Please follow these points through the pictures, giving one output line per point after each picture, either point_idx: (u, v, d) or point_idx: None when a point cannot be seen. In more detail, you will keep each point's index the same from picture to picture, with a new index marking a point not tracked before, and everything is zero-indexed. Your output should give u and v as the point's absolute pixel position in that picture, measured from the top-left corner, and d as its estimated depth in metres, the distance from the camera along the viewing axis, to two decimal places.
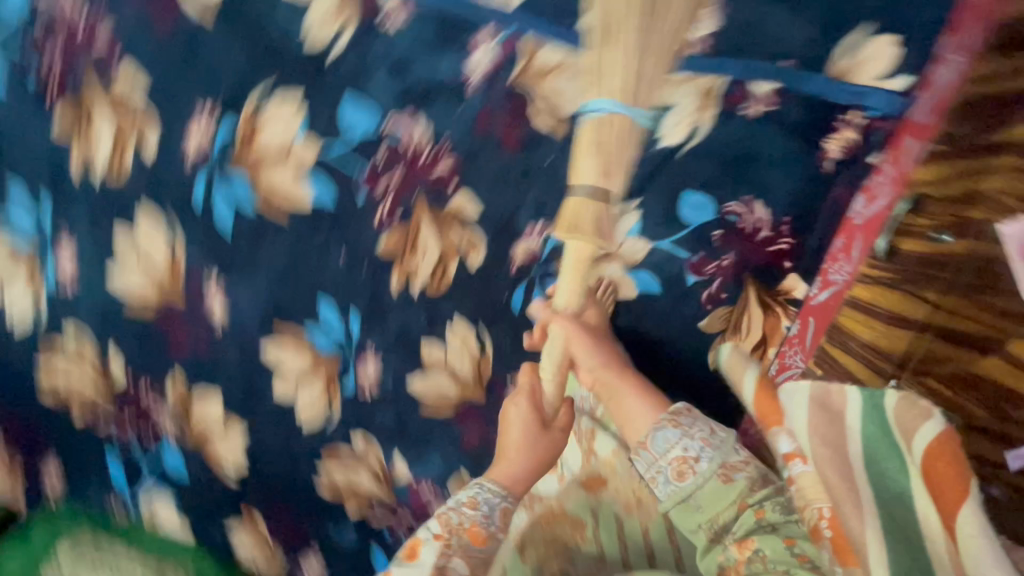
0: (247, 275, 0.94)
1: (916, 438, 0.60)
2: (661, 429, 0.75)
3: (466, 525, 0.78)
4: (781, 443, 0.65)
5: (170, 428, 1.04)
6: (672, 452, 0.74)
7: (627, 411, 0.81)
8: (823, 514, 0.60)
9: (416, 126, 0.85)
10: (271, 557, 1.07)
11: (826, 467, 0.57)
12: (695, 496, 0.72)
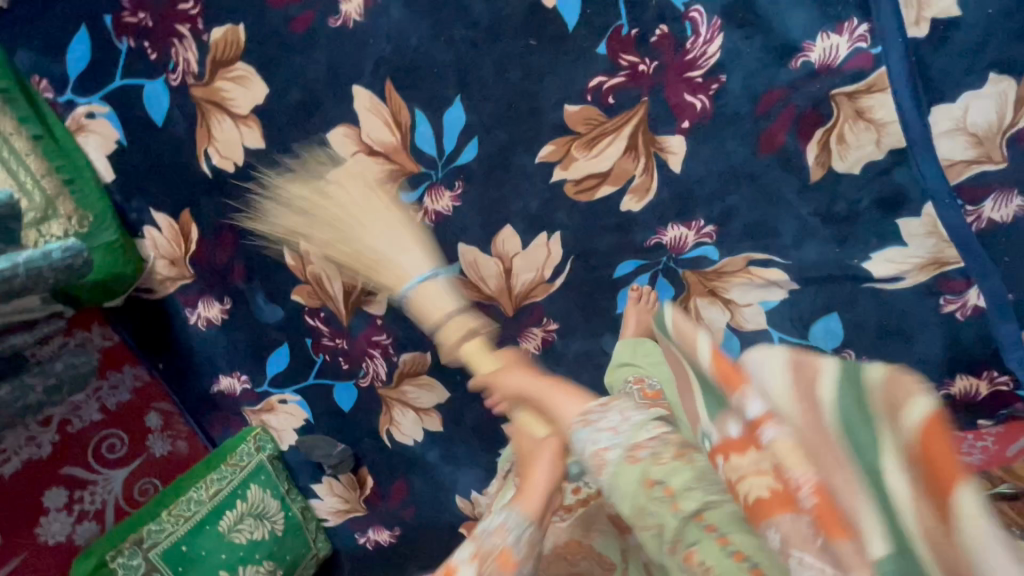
0: (414, 8, 0.73)
1: (902, 397, 0.27)
2: (577, 427, 0.48)
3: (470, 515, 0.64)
4: (730, 423, 0.33)
5: (182, 67, 0.80)
6: (590, 446, 0.46)
7: (550, 404, 0.56)
8: (809, 480, 0.29)
9: (710, 34, 0.68)
10: (177, 279, 0.94)
11: (816, 436, 0.30)
12: (646, 471, 0.43)
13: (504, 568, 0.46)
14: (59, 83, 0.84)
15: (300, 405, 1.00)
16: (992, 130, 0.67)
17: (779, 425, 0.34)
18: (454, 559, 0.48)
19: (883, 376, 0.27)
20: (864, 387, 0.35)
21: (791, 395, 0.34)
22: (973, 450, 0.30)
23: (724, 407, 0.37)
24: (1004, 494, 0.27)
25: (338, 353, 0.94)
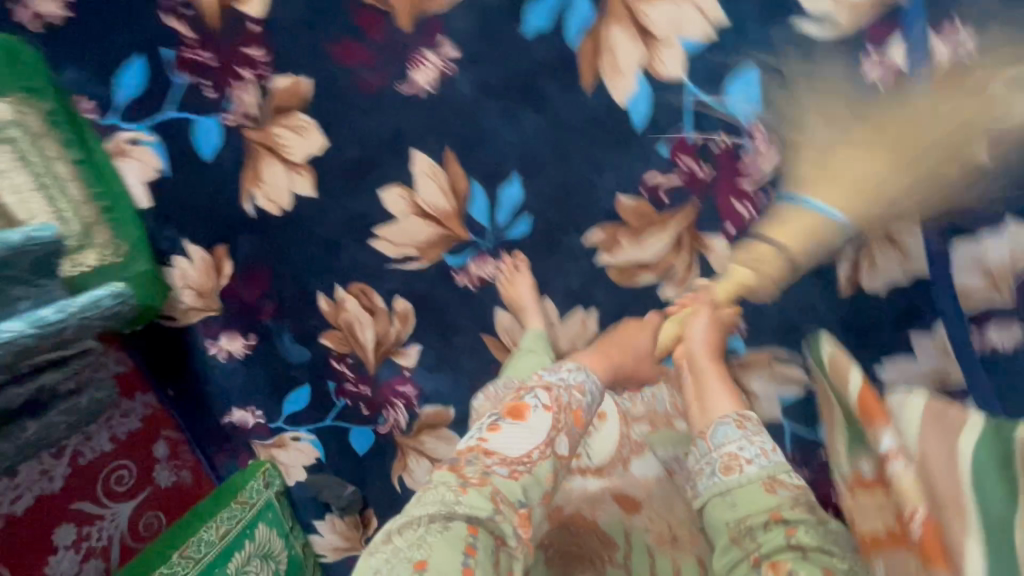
0: (487, 87, 0.74)
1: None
2: (722, 423, 0.65)
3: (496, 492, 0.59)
4: (882, 439, 0.47)
5: (240, 110, 0.79)
6: (725, 446, 0.63)
7: (705, 394, 0.70)
8: (915, 510, 0.43)
9: (767, 149, 0.72)
10: (202, 310, 0.92)
11: (933, 453, 0.45)
12: (732, 493, 0.61)
13: (507, 462, 0.58)
14: (106, 105, 0.81)
15: (312, 444, 1.00)
16: (1007, 270, 0.72)
17: (909, 428, 0.48)
18: (528, 402, 0.62)
19: (1022, 442, 0.41)
20: (952, 408, 0.46)
21: (913, 411, 0.48)
22: (960, 440, 0.44)
23: (862, 411, 0.50)
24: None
25: (360, 399, 0.95)
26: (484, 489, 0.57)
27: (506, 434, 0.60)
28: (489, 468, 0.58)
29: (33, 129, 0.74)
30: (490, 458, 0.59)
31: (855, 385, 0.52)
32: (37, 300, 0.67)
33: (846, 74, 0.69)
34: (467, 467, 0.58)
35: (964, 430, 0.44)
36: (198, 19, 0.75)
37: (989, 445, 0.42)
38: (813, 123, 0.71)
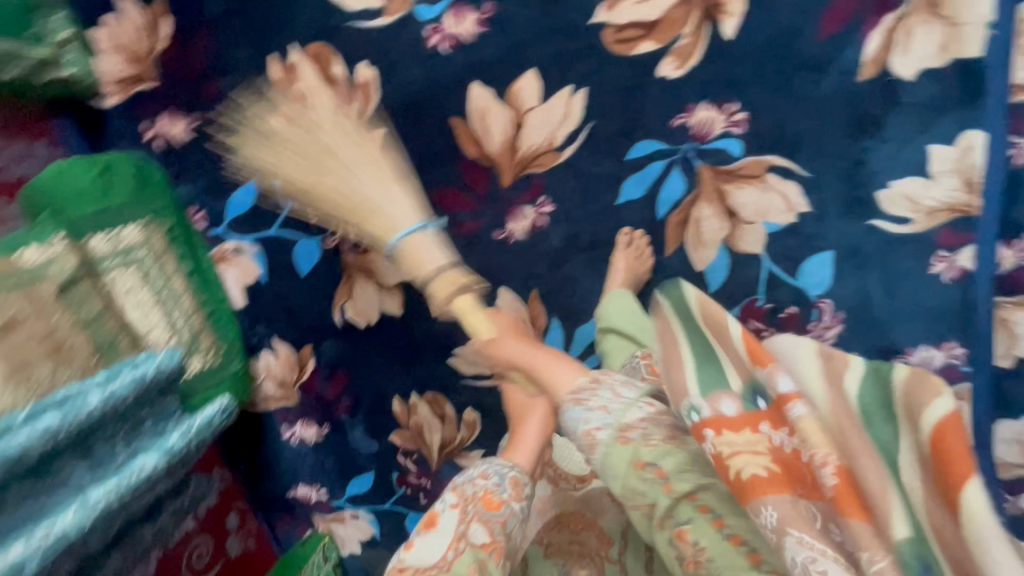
0: (575, 240, 0.79)
1: (924, 404, 0.40)
2: (569, 406, 0.57)
3: (479, 492, 0.59)
4: (779, 380, 0.43)
5: (341, 234, 0.85)
6: (584, 426, 0.54)
7: (551, 378, 0.63)
8: (824, 459, 0.40)
9: (833, 321, 0.76)
10: (282, 399, 0.99)
11: (835, 404, 0.44)
12: (660, 459, 0.50)
13: (487, 507, 0.58)
14: (215, 217, 0.88)
15: (370, 523, 1.06)
16: None
17: (809, 370, 0.45)
18: (438, 508, 0.59)
19: (906, 375, 0.41)
20: (851, 360, 0.44)
21: (804, 356, 0.45)
22: (933, 410, 0.40)
23: (752, 356, 0.45)
24: (950, 446, 0.38)
25: (419, 489, 1.01)
26: (448, 522, 0.58)
27: (423, 545, 0.57)
28: (469, 526, 0.57)
29: (156, 249, 0.81)
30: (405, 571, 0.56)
31: (739, 339, 0.46)
32: (158, 417, 0.72)
33: (916, 268, 0.73)
34: (445, 525, 0.58)
35: (846, 373, 0.44)
36: None
37: (874, 390, 0.42)
38: (878, 306, 0.75)
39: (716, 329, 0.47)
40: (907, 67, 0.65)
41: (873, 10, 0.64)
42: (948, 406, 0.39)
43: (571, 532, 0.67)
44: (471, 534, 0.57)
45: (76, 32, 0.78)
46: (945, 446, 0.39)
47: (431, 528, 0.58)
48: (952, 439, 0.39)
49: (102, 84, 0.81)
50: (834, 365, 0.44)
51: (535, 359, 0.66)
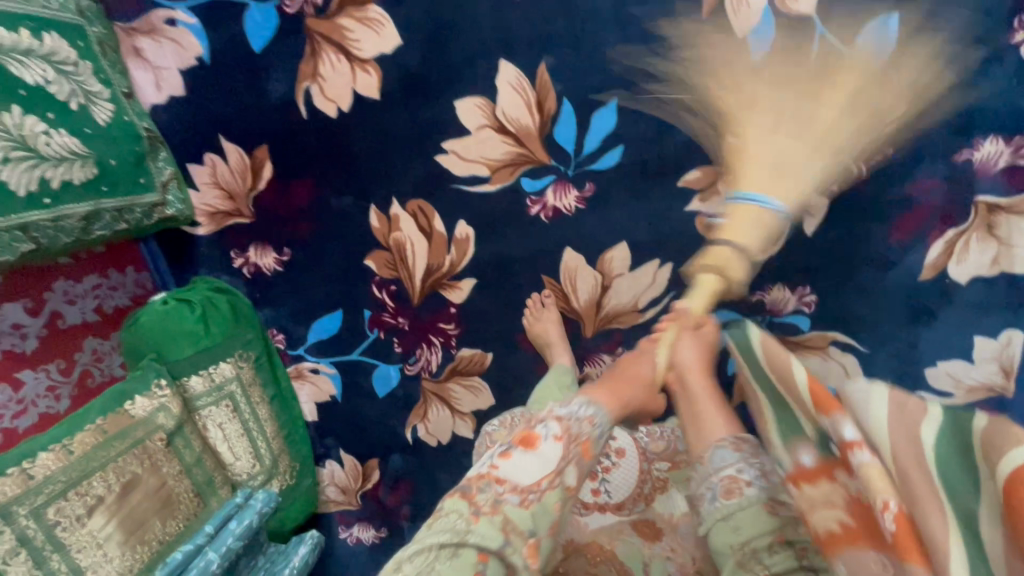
0: None
1: (993, 445, 0.30)
2: (721, 445, 0.56)
3: (548, 437, 0.52)
4: (842, 425, 0.36)
5: (421, 364, 0.89)
6: (724, 471, 0.54)
7: (699, 416, 0.61)
8: (885, 504, 0.33)
9: None
10: (342, 502, 1.01)
11: (903, 447, 0.34)
12: (733, 517, 0.52)
13: (535, 449, 0.51)
14: (296, 340, 0.90)
15: None
16: None
17: (877, 418, 0.35)
18: (539, 432, 0.52)
19: (985, 426, 0.31)
20: (924, 407, 0.34)
21: (875, 402, 0.35)
22: (1007, 456, 0.29)
23: (812, 399, 0.41)
24: (1023, 495, 0.28)
25: None
26: (550, 450, 0.51)
27: (518, 459, 0.50)
28: (567, 466, 0.51)
29: (245, 379, 0.83)
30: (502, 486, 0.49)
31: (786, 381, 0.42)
32: (253, 553, 0.76)
33: None
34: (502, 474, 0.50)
35: (922, 424, 0.33)
36: (401, 294, 0.85)
37: (948, 441, 0.32)
38: None
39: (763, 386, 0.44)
40: (962, 273, 0.73)
41: (937, 225, 0.72)
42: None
43: (589, 561, 0.69)
44: (526, 482, 0.50)
45: (176, 170, 0.80)
46: (1014, 491, 0.28)
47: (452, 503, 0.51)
48: (1023, 486, 0.28)
49: (195, 216, 0.83)
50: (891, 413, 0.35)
51: (694, 388, 0.64)
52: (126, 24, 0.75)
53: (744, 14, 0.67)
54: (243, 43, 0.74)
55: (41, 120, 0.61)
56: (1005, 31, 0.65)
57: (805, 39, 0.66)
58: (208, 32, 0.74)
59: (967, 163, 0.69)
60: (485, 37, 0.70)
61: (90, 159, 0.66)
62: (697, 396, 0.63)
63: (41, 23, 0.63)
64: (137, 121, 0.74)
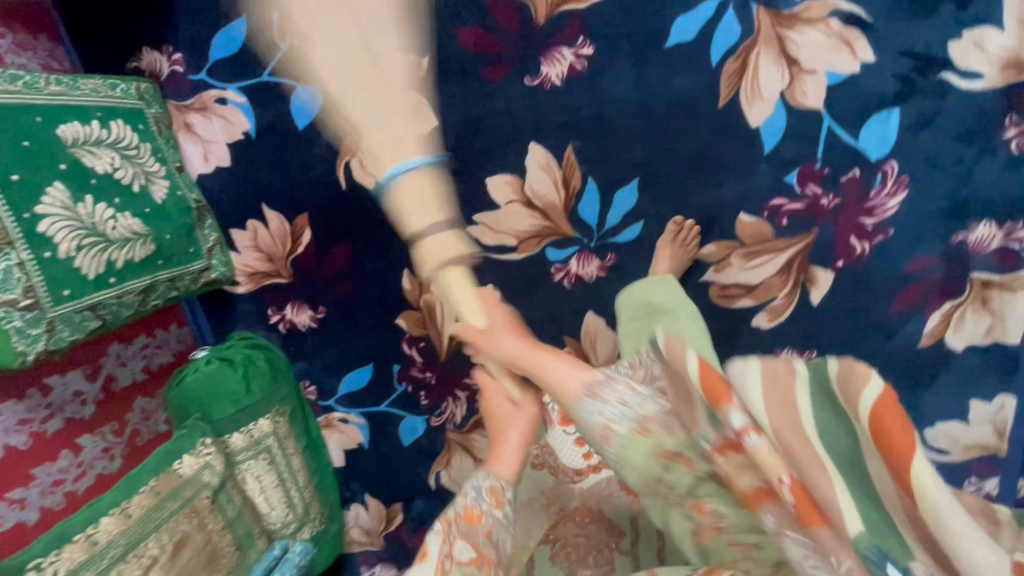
0: None
1: (856, 378, 0.29)
2: (583, 398, 0.51)
3: (461, 510, 0.59)
4: (729, 413, 0.33)
5: (447, 415, 0.93)
6: (597, 419, 0.50)
7: (554, 377, 0.54)
8: (783, 477, 0.31)
9: None
10: (366, 543, 1.05)
11: (782, 422, 0.33)
12: (631, 449, 0.48)
13: (467, 523, 0.58)
14: (327, 391, 0.94)
15: None
16: None
17: (752, 397, 0.33)
18: (472, 505, 0.59)
19: (838, 370, 0.30)
20: (795, 371, 0.32)
21: (750, 375, 0.34)
22: (863, 396, 0.28)
23: (706, 392, 0.33)
24: (888, 427, 0.27)
25: None
26: (461, 551, 0.57)
27: (434, 553, 0.59)
28: (453, 546, 0.58)
29: (281, 432, 0.87)
30: (448, 566, 0.57)
31: (694, 370, 0.34)
32: None
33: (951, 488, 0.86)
34: (432, 555, 0.60)
35: (794, 384, 0.32)
36: (429, 351, 0.90)
37: (818, 389, 0.31)
38: None
39: (672, 359, 0.36)
40: (958, 341, 0.79)
41: (936, 298, 0.77)
42: (881, 387, 0.28)
43: (578, 524, 0.72)
44: (453, 553, 0.58)
45: (221, 235, 0.84)
46: (882, 429, 0.28)
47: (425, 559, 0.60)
48: (889, 417, 0.28)
49: (235, 276, 0.88)
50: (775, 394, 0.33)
51: (537, 357, 0.56)
52: (179, 102, 0.80)
53: (758, 103, 0.71)
54: (289, 121, 0.79)
55: (110, 206, 0.65)
56: (999, 126, 0.69)
57: (813, 130, 0.72)
58: (256, 110, 0.79)
59: (964, 244, 0.74)
60: (517, 121, 0.76)
61: (148, 237, 0.70)
62: (527, 361, 0.56)
63: (108, 112, 0.68)
64: (189, 193, 0.78)
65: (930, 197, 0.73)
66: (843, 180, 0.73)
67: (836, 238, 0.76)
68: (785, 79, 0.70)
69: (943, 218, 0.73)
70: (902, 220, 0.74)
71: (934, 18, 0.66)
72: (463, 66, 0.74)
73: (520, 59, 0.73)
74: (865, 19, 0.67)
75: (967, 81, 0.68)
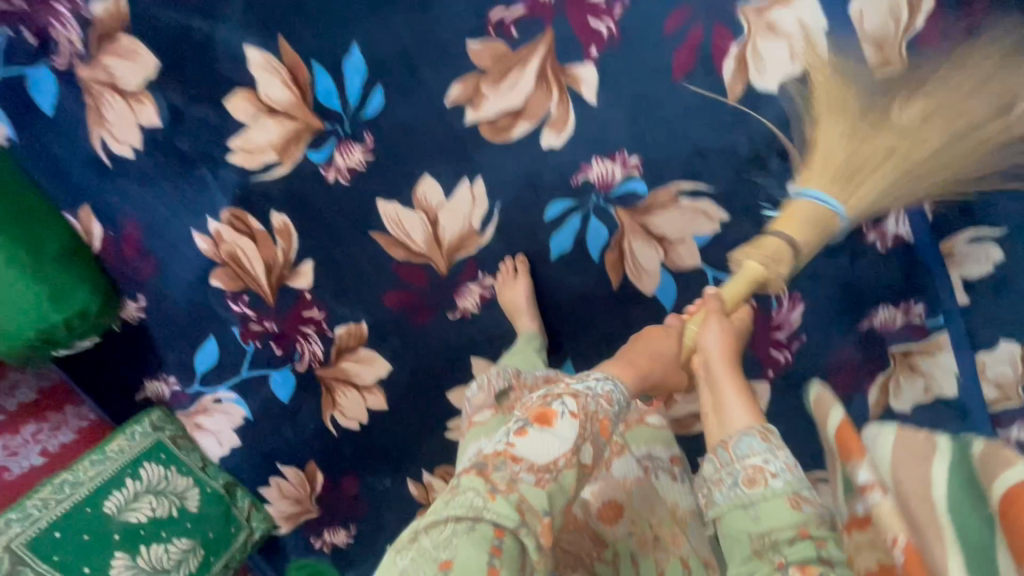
0: None
1: (994, 476, 0.35)
2: (745, 437, 0.52)
3: (540, 403, 0.49)
4: (857, 470, 0.40)
5: None
6: (750, 459, 0.50)
7: (722, 407, 0.57)
8: (898, 539, 0.37)
9: None
10: None
11: (910, 486, 0.39)
12: (756, 506, 0.48)
13: (602, 430, 0.50)
14: None
15: None
16: None
17: (884, 459, 0.41)
18: (554, 407, 0.48)
19: (983, 453, 0.36)
20: (933, 440, 0.39)
21: (882, 443, 0.42)
22: (1000, 480, 0.34)
23: (840, 444, 0.43)
24: (1021, 510, 0.32)
25: None
26: (469, 486, 0.47)
27: (535, 439, 0.46)
28: (526, 451, 0.46)
29: None
30: (519, 465, 0.45)
31: (838, 427, 0.45)
32: None
33: None
34: (556, 428, 0.47)
35: (934, 459, 0.38)
36: None
37: (958, 474, 0.37)
38: None
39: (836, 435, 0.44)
40: (904, 405, 0.84)
41: (867, 376, 0.83)
42: (1019, 475, 0.33)
43: (567, 534, 0.64)
44: (527, 450, 0.46)
45: (252, 496, 0.99)
46: (1015, 509, 0.33)
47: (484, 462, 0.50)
48: (1022, 501, 0.33)
49: (275, 522, 1.02)
50: (910, 460, 0.40)
51: (719, 374, 0.62)
52: (186, 411, 0.95)
53: (646, 277, 0.80)
54: (275, 398, 0.94)
55: (159, 543, 0.81)
56: (859, 234, 0.77)
57: (702, 283, 0.80)
58: (246, 398, 0.94)
59: (871, 329, 0.81)
60: (455, 346, 0.87)
61: (197, 546, 0.86)
62: (720, 377, 0.62)
63: (134, 465, 0.84)
64: (216, 483, 0.94)
65: (824, 303, 0.80)
66: None
67: (758, 354, 0.84)
68: (660, 252, 0.79)
69: (844, 314, 0.80)
70: (810, 326, 0.81)
71: (768, 171, 0.74)
72: (397, 319, 0.87)
73: (438, 301, 0.85)
74: (709, 190, 0.76)
75: None
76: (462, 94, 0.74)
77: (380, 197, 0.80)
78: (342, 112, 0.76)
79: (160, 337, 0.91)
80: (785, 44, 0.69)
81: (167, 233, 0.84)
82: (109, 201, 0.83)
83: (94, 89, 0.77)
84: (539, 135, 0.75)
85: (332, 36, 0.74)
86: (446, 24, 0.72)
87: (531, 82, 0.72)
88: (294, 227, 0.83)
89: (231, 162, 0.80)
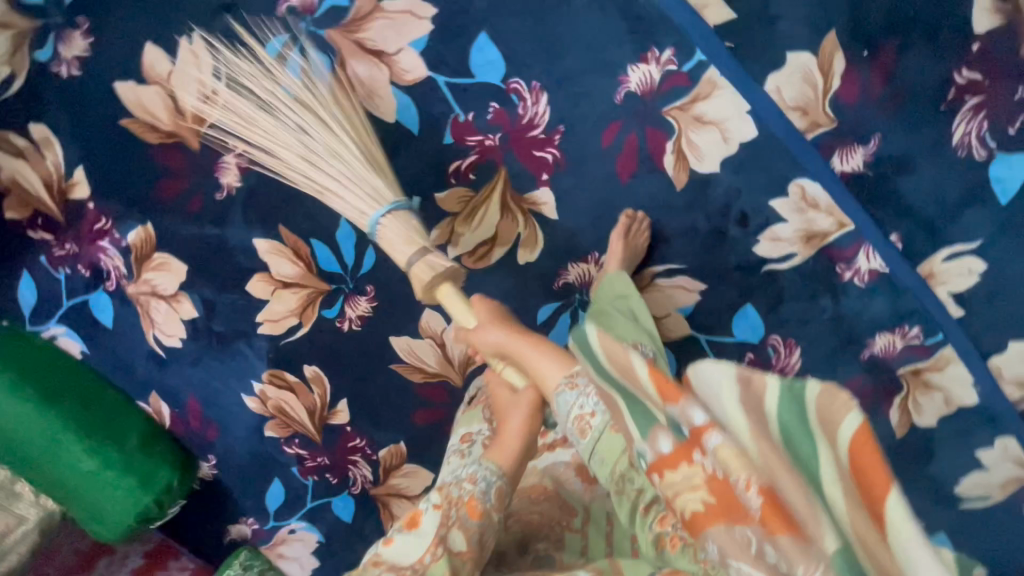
0: None
1: (835, 424, 0.32)
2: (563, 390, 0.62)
3: (464, 496, 0.59)
4: (690, 411, 0.38)
5: None
6: (573, 412, 0.61)
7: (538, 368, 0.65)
8: (748, 483, 0.36)
9: None
10: None
11: (751, 428, 0.36)
12: (597, 448, 0.61)
13: (469, 513, 0.58)
14: None
15: None
16: None
17: (719, 394, 0.36)
18: (421, 508, 0.59)
19: (820, 392, 0.32)
20: (761, 380, 0.35)
21: (724, 384, 0.35)
22: (842, 428, 0.32)
23: (661, 394, 0.40)
24: (865, 466, 0.31)
25: None
26: (427, 526, 0.57)
27: (402, 542, 0.57)
28: (448, 529, 0.57)
29: None
30: (380, 569, 0.56)
31: (649, 380, 0.41)
32: None
33: None
34: (426, 528, 0.57)
35: (766, 398, 0.34)
36: None
37: (792, 407, 0.33)
38: None
39: (626, 373, 0.44)
40: (929, 419, 0.84)
41: (884, 399, 0.84)
42: (858, 418, 0.32)
43: (530, 501, 0.71)
44: (450, 538, 0.57)
45: None
46: (863, 472, 0.31)
47: (414, 525, 0.57)
48: (864, 448, 0.31)
49: None
50: (746, 404, 0.35)
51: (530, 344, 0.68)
52: (268, 546, 1.05)
53: None
54: (339, 520, 1.03)
55: None
56: (835, 275, 0.79)
57: (698, 350, 0.85)
58: (316, 523, 1.03)
59: (874, 357, 0.82)
60: None
61: None
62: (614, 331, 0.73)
63: None
64: None
65: (820, 343, 0.82)
66: (746, 362, 0.84)
67: None
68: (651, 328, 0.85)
69: (844, 349, 0.82)
70: (813, 365, 0.83)
71: (730, 240, 0.79)
72: (429, 433, 0.95)
73: None
74: (679, 266, 0.82)
75: (786, 262, 0.79)
76: (440, 236, 0.83)
77: (391, 335, 0.90)
78: (345, 273, 0.87)
79: (233, 487, 1.02)
80: (715, 130, 0.74)
81: (221, 400, 0.97)
82: (169, 384, 0.96)
83: (143, 299, 0.91)
84: (514, 255, 0.83)
85: (320, 213, 0.84)
86: (413, 182, 0.81)
87: (497, 214, 0.81)
88: (325, 373, 0.93)
89: (261, 333, 0.92)
